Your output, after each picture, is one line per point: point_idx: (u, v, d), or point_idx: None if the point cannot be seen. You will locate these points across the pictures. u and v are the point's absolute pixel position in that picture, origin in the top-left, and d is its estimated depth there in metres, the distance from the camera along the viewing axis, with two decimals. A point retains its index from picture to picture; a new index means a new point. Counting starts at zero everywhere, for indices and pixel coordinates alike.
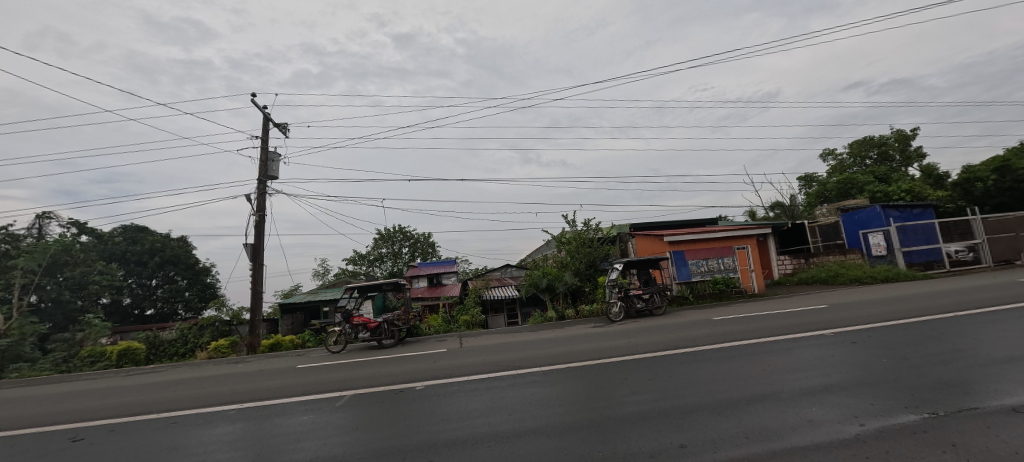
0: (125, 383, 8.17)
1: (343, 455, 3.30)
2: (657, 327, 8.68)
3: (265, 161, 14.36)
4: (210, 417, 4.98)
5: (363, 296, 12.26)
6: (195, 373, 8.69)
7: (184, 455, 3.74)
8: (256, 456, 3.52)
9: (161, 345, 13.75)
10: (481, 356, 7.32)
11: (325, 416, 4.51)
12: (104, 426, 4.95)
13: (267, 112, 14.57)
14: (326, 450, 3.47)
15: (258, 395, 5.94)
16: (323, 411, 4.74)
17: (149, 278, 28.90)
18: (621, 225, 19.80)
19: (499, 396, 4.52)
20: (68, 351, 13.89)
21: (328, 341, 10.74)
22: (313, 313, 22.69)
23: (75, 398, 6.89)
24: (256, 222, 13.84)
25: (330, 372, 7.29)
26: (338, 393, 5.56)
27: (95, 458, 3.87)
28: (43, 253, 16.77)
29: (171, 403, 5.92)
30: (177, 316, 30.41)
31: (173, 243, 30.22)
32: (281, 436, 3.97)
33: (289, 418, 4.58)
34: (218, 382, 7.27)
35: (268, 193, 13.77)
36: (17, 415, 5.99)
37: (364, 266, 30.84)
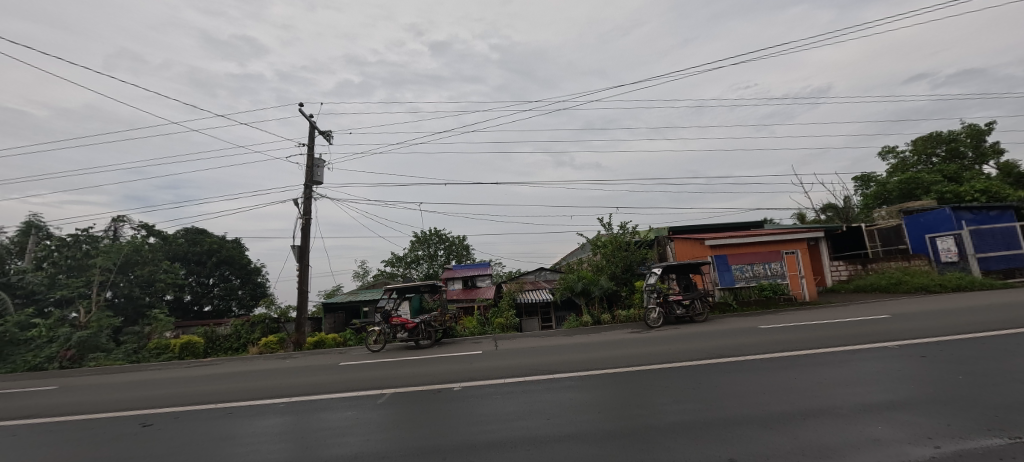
0: (190, 373, 8.87)
1: (384, 451, 3.39)
2: (698, 333, 8.38)
3: (311, 167, 15.13)
4: (262, 409, 5.27)
5: (401, 296, 12.62)
6: (247, 367, 9.23)
7: (237, 444, 3.96)
8: (303, 448, 3.68)
9: (218, 340, 14.76)
10: (518, 359, 7.32)
11: (367, 413, 4.66)
12: (169, 414, 5.34)
13: (313, 120, 15.34)
14: (367, 446, 3.58)
15: (305, 389, 6.24)
16: (365, 408, 4.89)
17: (207, 277, 31.04)
18: (659, 229, 19.33)
19: (535, 400, 4.50)
20: (137, 343, 15.12)
21: (368, 340, 11.17)
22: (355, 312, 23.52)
23: (145, 387, 7.50)
24: (302, 225, 14.61)
25: (371, 370, 7.57)
26: (379, 390, 5.74)
27: (161, 443, 4.17)
28: (119, 254, 18.33)
29: (227, 394, 6.33)
30: (231, 312, 32.38)
31: (228, 245, 32.33)
32: (326, 430, 4.14)
33: (331, 413, 4.75)
34: (271, 375, 7.73)
35: (313, 197, 14.47)
36: (96, 400, 6.59)
37: (401, 268, 31.72)
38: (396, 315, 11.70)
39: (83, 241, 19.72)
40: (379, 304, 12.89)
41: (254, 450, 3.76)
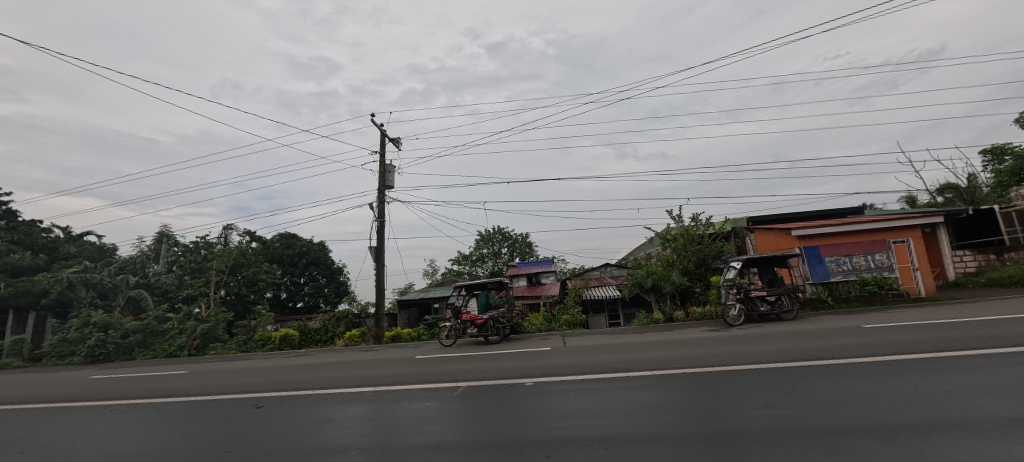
0: (290, 362, 9.96)
1: (462, 441, 3.53)
2: (787, 332, 7.63)
3: (383, 173, 16.18)
4: (351, 396, 5.77)
5: (469, 293, 13.05)
6: (336, 358, 10.17)
7: (332, 427, 4.38)
8: (389, 434, 3.96)
9: (310, 333, 16.41)
10: (588, 356, 7.21)
11: (444, 404, 4.89)
12: (275, 397, 6.06)
13: (384, 129, 16.39)
14: (445, 435, 3.76)
15: (387, 380, 6.71)
16: (442, 399, 5.13)
17: (299, 277, 34.54)
18: (736, 220, 17.92)
19: (608, 398, 4.40)
20: (246, 335, 17.29)
21: (441, 335, 11.73)
22: (426, 308, 24.78)
23: (256, 373, 8.60)
24: (378, 227, 15.69)
25: (445, 364, 7.92)
26: (454, 383, 6.00)
27: (271, 423, 4.74)
28: (229, 257, 21.05)
29: (322, 381, 7.03)
30: (320, 308, 35.72)
31: (315, 247, 35.68)
32: (408, 418, 4.41)
33: (412, 403, 5.05)
34: (357, 366, 8.40)
35: (386, 201, 15.47)
36: (221, 383, 7.71)
37: (468, 266, 32.76)
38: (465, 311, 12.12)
39: (201, 247, 22.88)
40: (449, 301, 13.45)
41: (347, 433, 4.12)
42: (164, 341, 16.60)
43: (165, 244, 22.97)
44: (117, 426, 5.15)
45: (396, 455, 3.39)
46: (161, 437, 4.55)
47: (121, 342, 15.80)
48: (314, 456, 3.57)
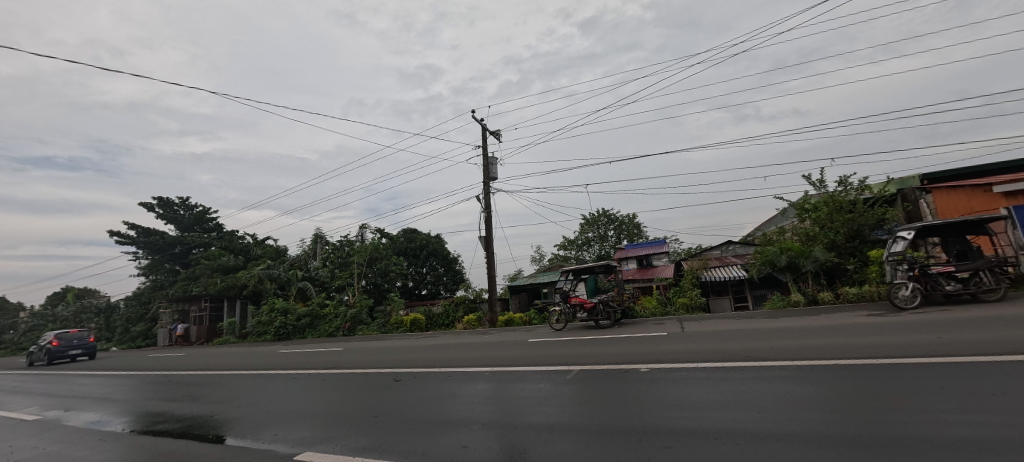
0: (421, 343, 11.23)
1: (577, 424, 3.57)
2: (991, 317, 5.93)
3: (487, 165, 16.96)
4: (473, 375, 6.24)
5: (577, 278, 13.01)
6: (458, 340, 11.15)
7: (458, 402, 4.81)
8: (508, 411, 4.22)
9: (435, 317, 18.22)
10: (712, 343, 6.60)
11: (558, 386, 4.98)
12: (410, 373, 6.90)
13: (484, 124, 17.17)
14: (561, 417, 3.82)
15: (505, 361, 7.09)
16: (556, 382, 5.24)
17: (421, 267, 38.34)
18: (904, 180, 14.48)
19: (739, 389, 3.97)
20: (384, 318, 19.98)
21: (552, 319, 11.96)
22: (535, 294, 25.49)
23: (395, 351, 9.91)
24: (485, 218, 16.59)
25: (557, 348, 8.05)
26: (567, 366, 6.07)
27: (408, 395, 5.41)
28: (367, 252, 24.36)
29: (448, 360, 7.76)
30: (441, 295, 39.28)
31: (433, 240, 39.20)
32: (525, 398, 4.63)
33: (527, 384, 5.27)
34: (476, 348, 9.09)
35: (491, 192, 16.23)
36: (370, 359, 9.07)
37: (574, 250, 32.54)
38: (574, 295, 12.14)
39: (344, 244, 26.65)
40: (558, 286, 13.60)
41: (470, 408, 4.50)
42: (325, 324, 20.00)
43: (319, 244, 27.38)
44: (301, 391, 6.45)
45: (515, 432, 3.58)
46: (330, 401, 5.55)
47: (297, 323, 20.22)
48: (445, 426, 3.99)
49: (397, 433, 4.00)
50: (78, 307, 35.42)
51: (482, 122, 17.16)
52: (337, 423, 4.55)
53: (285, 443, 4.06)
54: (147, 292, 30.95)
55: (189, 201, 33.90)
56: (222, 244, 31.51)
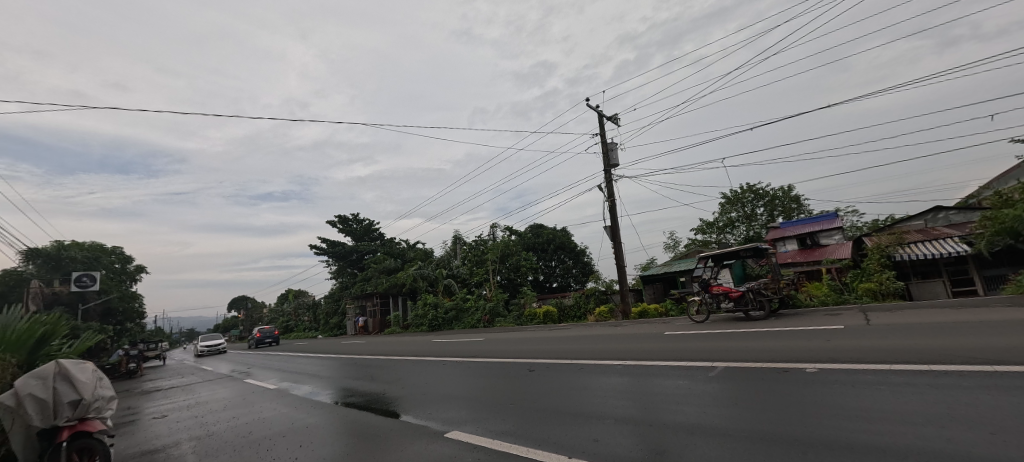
0: (553, 335, 11.58)
1: (725, 428, 3.22)
2: None
3: (607, 152, 16.46)
4: (605, 368, 6.14)
5: (720, 264, 11.68)
6: (589, 332, 11.19)
7: (591, 395, 4.73)
8: (645, 408, 3.99)
9: (566, 309, 18.50)
10: (908, 340, 5.25)
11: (699, 384, 4.58)
12: (543, 364, 7.17)
13: (600, 111, 16.72)
14: (705, 418, 3.52)
15: (635, 355, 6.83)
16: (696, 380, 4.80)
17: (550, 261, 38.77)
18: None
19: (953, 402, 3.09)
20: (518, 311, 21.15)
21: (690, 310, 11.03)
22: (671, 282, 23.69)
23: (529, 343, 10.45)
24: (609, 207, 16.16)
25: (694, 342, 7.44)
26: (709, 363, 5.53)
27: (541, 385, 5.57)
28: (499, 249, 25.95)
29: (579, 353, 7.81)
30: (572, 287, 39.40)
31: (559, 234, 39.42)
32: (662, 395, 4.34)
33: (664, 381, 4.94)
34: (605, 341, 9.00)
35: (613, 180, 15.73)
36: (508, 349, 9.75)
37: (715, 234, 28.79)
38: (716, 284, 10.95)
39: (479, 244, 27.81)
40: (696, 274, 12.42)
41: (604, 402, 4.37)
42: (469, 316, 22.38)
43: (458, 245, 29.60)
44: (449, 377, 7.21)
45: (654, 431, 3.39)
46: (473, 387, 6.06)
47: (445, 315, 23.16)
48: (578, 417, 3.97)
49: (533, 419, 4.14)
50: (296, 304, 46.39)
51: (598, 109, 16.77)
52: (479, 407, 4.90)
53: (438, 421, 4.52)
54: (338, 291, 38.86)
55: (359, 216, 41.10)
56: (385, 250, 37.49)
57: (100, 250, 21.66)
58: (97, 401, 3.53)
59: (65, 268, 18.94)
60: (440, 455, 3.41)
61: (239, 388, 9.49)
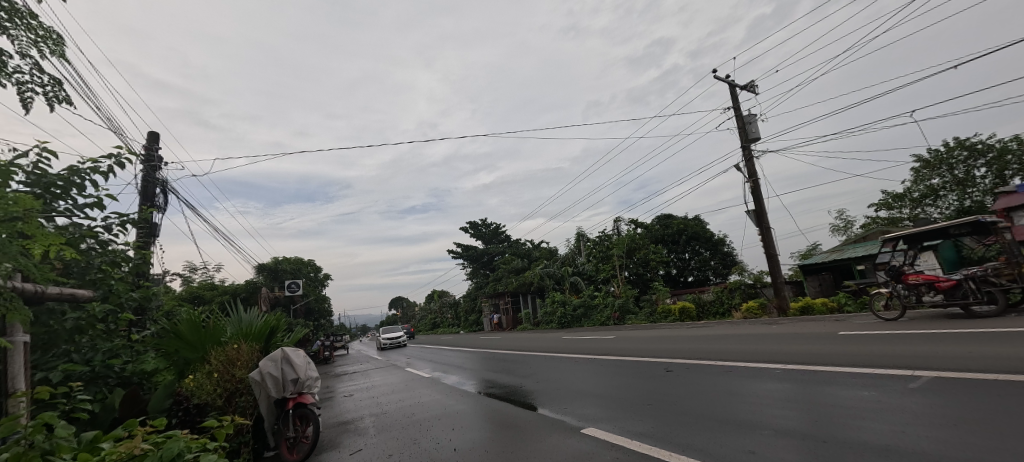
0: (692, 333, 10.67)
1: (938, 454, 2.54)
2: None
3: (744, 126, 14.47)
4: (759, 371, 5.40)
5: (917, 247, 9.23)
6: (735, 330, 10.01)
7: (742, 401, 4.21)
8: (816, 421, 3.39)
9: (706, 305, 16.84)
10: None
11: (894, 397, 3.70)
12: (682, 364, 6.67)
13: (732, 80, 14.79)
14: (904, 439, 2.82)
15: (797, 358, 5.86)
16: (889, 391, 3.88)
17: (683, 253, 35.26)
18: None
19: None
20: (650, 307, 20.03)
21: (876, 306, 8.98)
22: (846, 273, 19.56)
23: (665, 341, 9.84)
24: (751, 189, 14.17)
25: (881, 344, 6.04)
26: (908, 371, 4.42)
27: (681, 387, 5.18)
28: (624, 244, 24.91)
29: (724, 354, 7.05)
30: (711, 280, 35.37)
31: (692, 223, 35.48)
32: (840, 408, 3.62)
33: (840, 390, 4.11)
34: (757, 341, 7.93)
35: (754, 157, 13.76)
36: (642, 347, 9.34)
37: (909, 206, 22.10)
38: (913, 272, 8.70)
39: (604, 239, 26.74)
40: (881, 261, 10.05)
41: (760, 410, 3.85)
42: (598, 313, 22.11)
43: (581, 241, 29.37)
44: (581, 374, 7.22)
45: (830, 448, 2.86)
46: (606, 385, 5.96)
47: (574, 312, 23.29)
48: (726, 425, 3.58)
49: (675, 423, 3.88)
50: (440, 303, 52.06)
51: (728, 79, 14.91)
52: (614, 406, 4.79)
53: (574, 417, 4.60)
54: (473, 291, 42.36)
55: (487, 221, 44.05)
56: (512, 251, 39.44)
57: (301, 263, 27.75)
58: (309, 380, 4.57)
59: (280, 278, 24.90)
60: (577, 451, 3.45)
61: (402, 375, 11.13)
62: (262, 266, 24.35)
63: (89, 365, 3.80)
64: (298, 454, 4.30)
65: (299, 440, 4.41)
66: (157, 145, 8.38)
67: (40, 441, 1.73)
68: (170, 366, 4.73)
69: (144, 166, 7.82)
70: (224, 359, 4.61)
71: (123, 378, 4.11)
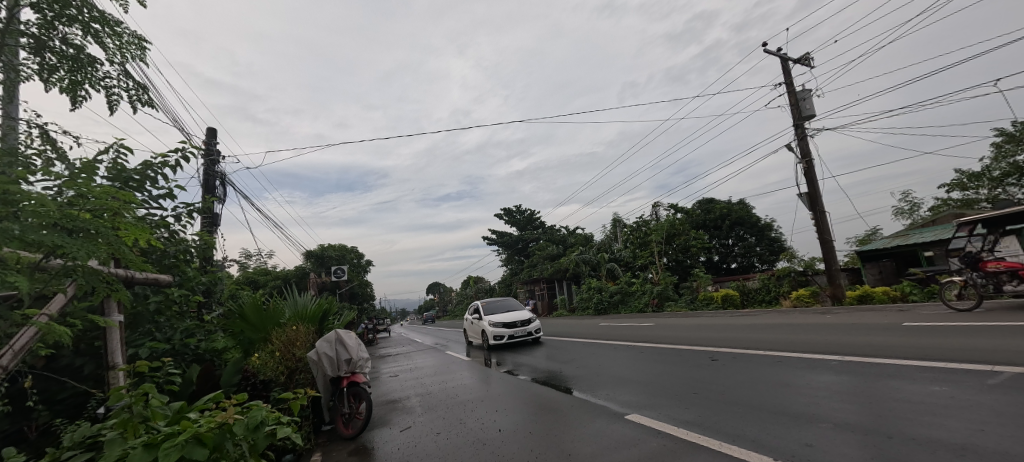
0: (737, 322, 10.30)
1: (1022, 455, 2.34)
2: None
3: (796, 103, 13.52)
4: (813, 363, 5.14)
5: (999, 232, 8.37)
6: (784, 320, 9.55)
7: (796, 394, 4.02)
8: (880, 416, 3.19)
9: (751, 292, 16.15)
10: None
11: (969, 393, 3.42)
12: (728, 353, 6.46)
13: (783, 54, 13.80)
14: (984, 438, 2.60)
15: (856, 350, 5.52)
16: (965, 387, 3.58)
17: (726, 239, 33.72)
18: None
19: None
20: (691, 294, 19.46)
21: (947, 295, 8.25)
22: (912, 261, 18.06)
23: (708, 329, 9.55)
24: (804, 170, 13.28)
25: (954, 337, 5.56)
26: (985, 367, 4.07)
27: (728, 377, 5.01)
28: (663, 230, 24.15)
29: (773, 344, 6.75)
30: (756, 267, 33.71)
31: (736, 207, 33.71)
32: (909, 403, 3.38)
33: (908, 385, 3.83)
34: (809, 331, 7.54)
35: (807, 137, 12.87)
36: (683, 335, 9.12)
37: (988, 186, 19.89)
38: (994, 259, 7.89)
39: (641, 224, 25.98)
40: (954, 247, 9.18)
41: (816, 403, 3.68)
42: (636, 299, 21.77)
43: (618, 228, 28.75)
44: (621, 361, 7.15)
45: (896, 444, 2.69)
46: (648, 373, 5.88)
47: (611, 299, 23.02)
48: (778, 417, 3.46)
49: (722, 412, 3.78)
50: (476, 289, 53.09)
51: (779, 53, 13.89)
52: (657, 393, 4.73)
53: (616, 403, 4.59)
54: (508, 277, 42.80)
55: (521, 207, 43.98)
56: (547, 237, 39.28)
57: (345, 249, 29.07)
58: (361, 361, 4.81)
59: (326, 263, 26.31)
60: (622, 436, 3.45)
61: (442, 358, 11.50)
62: (309, 253, 25.71)
63: (169, 343, 4.21)
64: (353, 429, 4.55)
65: (353, 416, 4.69)
66: (216, 139, 8.96)
67: (140, 409, 1.93)
68: (237, 344, 5.12)
69: (205, 160, 8.39)
70: (284, 339, 4.95)
71: (197, 356, 4.50)
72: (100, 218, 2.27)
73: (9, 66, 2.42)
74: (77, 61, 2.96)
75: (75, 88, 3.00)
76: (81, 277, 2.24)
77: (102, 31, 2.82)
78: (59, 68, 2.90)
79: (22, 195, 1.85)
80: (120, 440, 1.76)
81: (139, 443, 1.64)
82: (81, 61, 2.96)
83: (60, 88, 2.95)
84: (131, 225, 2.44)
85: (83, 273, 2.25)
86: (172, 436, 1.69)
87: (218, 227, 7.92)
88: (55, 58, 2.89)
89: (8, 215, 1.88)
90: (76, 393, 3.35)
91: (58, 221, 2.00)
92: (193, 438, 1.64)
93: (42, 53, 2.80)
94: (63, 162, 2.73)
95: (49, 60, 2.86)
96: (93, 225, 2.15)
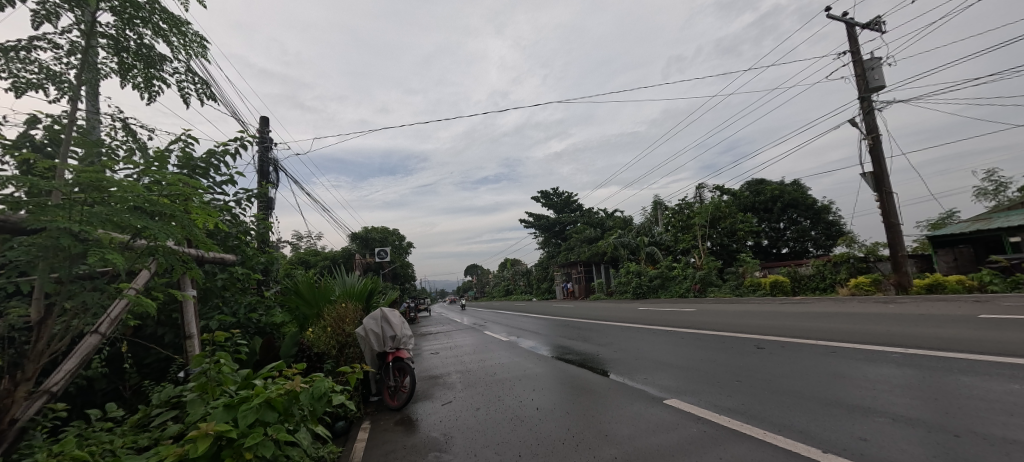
0: (786, 309, 9.82)
1: None
2: None
3: (863, 73, 12.33)
4: (871, 354, 4.81)
5: None
6: (840, 308, 8.97)
7: (852, 386, 3.79)
8: (948, 414, 2.95)
9: (803, 279, 15.30)
10: None
11: None
12: (775, 342, 6.18)
13: (850, 19, 12.57)
14: None
15: (921, 343, 5.10)
16: None
17: (777, 222, 31.68)
18: None
19: None
20: (736, 279, 18.66)
21: None
22: (994, 247, 16.22)
23: (754, 316, 9.15)
24: (869, 147, 12.20)
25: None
26: None
27: (776, 366, 4.79)
28: (708, 212, 23.08)
29: (827, 333, 6.37)
30: (810, 253, 31.52)
31: (789, 188, 31.44)
32: (981, 401, 3.11)
33: (979, 382, 3.53)
34: (866, 321, 7.06)
35: (874, 110, 11.81)
36: (727, 322, 8.83)
37: None
38: None
39: (684, 207, 24.92)
40: None
41: (871, 395, 3.48)
42: (676, 284, 21.22)
43: (659, 210, 27.78)
44: (660, 346, 7.07)
45: (959, 442, 2.51)
46: (689, 358, 5.77)
47: (650, 283, 22.59)
48: (832, 409, 3.28)
49: (768, 401, 3.64)
50: (513, 271, 53.62)
51: (844, 18, 12.64)
52: (697, 379, 4.65)
53: (655, 387, 4.55)
54: (545, 260, 42.89)
55: (559, 190, 43.46)
56: (583, 220, 38.66)
57: (387, 231, 30.22)
58: (405, 337, 5.03)
59: (371, 245, 27.47)
60: (660, 420, 3.44)
61: (480, 337, 11.82)
62: (355, 235, 27.00)
63: (235, 316, 4.61)
64: (399, 401, 4.82)
65: (398, 388, 4.95)
66: (268, 127, 9.49)
67: (213, 373, 2.14)
68: (293, 319, 5.52)
69: (259, 146, 8.92)
70: (335, 316, 5.27)
71: (260, 327, 4.93)
72: (174, 203, 2.49)
73: (95, 67, 2.59)
74: (149, 59, 3.02)
75: (148, 85, 3.14)
76: (162, 255, 2.50)
77: (169, 30, 3.02)
78: (135, 66, 2.94)
79: (111, 182, 2.07)
80: (199, 401, 1.98)
81: (220, 404, 1.83)
82: (153, 58, 3.02)
83: (136, 84, 3.07)
84: (201, 209, 2.65)
85: (163, 252, 2.51)
86: (247, 399, 1.87)
87: (273, 211, 8.44)
88: (130, 57, 2.92)
89: (100, 200, 2.10)
90: (160, 358, 3.76)
91: (139, 204, 2.20)
92: (265, 403, 1.82)
93: (119, 52, 2.83)
94: (139, 150, 3.01)
95: (124, 58, 2.89)
96: (170, 210, 2.37)
